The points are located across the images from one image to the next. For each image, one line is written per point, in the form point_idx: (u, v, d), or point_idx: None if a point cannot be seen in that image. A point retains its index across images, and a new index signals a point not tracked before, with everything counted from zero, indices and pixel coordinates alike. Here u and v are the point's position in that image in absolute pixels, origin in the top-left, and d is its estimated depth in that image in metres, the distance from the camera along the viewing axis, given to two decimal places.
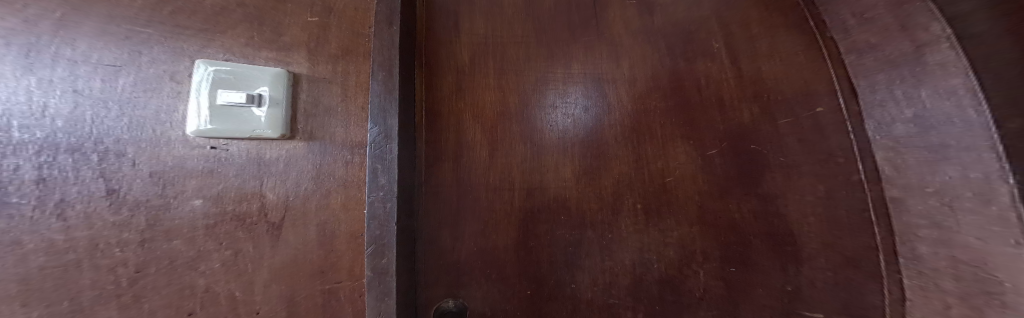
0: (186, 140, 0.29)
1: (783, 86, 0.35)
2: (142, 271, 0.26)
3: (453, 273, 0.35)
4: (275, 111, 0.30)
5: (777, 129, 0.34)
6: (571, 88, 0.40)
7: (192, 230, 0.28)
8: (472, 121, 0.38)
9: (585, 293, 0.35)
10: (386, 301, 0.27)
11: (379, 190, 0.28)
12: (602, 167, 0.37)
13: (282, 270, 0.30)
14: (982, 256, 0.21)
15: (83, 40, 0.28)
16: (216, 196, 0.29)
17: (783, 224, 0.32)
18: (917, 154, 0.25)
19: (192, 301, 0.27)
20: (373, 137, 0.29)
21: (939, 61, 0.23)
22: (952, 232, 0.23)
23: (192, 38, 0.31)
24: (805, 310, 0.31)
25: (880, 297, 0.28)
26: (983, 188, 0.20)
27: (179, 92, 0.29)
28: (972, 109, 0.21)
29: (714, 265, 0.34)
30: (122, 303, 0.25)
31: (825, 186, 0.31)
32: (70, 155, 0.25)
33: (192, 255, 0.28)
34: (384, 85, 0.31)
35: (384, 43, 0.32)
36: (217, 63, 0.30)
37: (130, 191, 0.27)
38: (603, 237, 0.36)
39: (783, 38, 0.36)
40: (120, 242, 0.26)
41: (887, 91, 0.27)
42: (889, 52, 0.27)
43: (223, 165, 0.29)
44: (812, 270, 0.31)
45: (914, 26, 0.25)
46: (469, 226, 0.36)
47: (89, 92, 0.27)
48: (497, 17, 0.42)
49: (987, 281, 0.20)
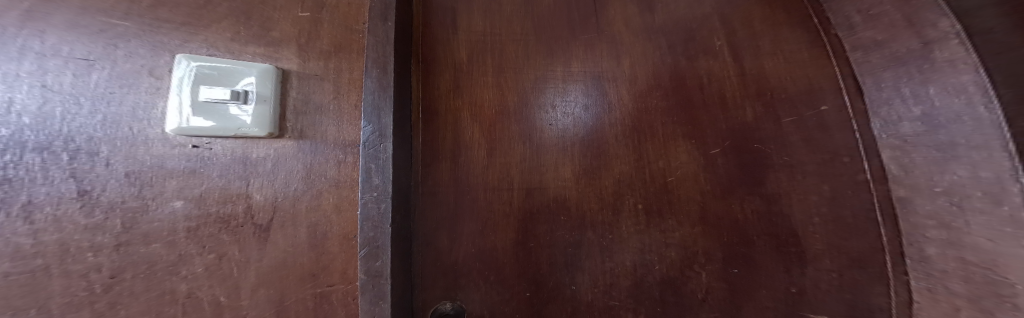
0: (165, 138, 0.27)
1: (786, 84, 0.34)
2: (117, 277, 0.25)
3: (450, 276, 0.34)
4: (262, 108, 0.29)
5: (781, 128, 0.33)
6: (571, 87, 0.39)
7: (172, 233, 0.26)
8: (471, 119, 0.37)
9: (585, 295, 0.34)
10: (380, 305, 0.26)
11: (372, 190, 0.27)
12: (603, 167, 0.36)
13: (270, 274, 0.29)
14: (992, 258, 0.20)
15: (53, 32, 0.27)
16: (198, 197, 0.28)
17: (787, 224, 0.32)
18: (925, 153, 0.24)
19: (173, 307, 0.26)
20: (366, 136, 0.28)
21: (948, 57, 0.22)
22: (961, 233, 0.22)
23: (173, 32, 0.30)
24: (809, 312, 0.31)
25: (886, 299, 0.28)
26: (993, 187, 0.20)
27: (158, 88, 0.28)
28: (983, 106, 0.20)
29: (717, 266, 0.33)
30: (96, 310, 0.24)
31: (830, 186, 0.31)
32: (37, 154, 0.24)
33: (173, 259, 0.26)
34: (379, 82, 0.30)
35: (379, 39, 0.31)
36: (200, 58, 0.29)
37: (104, 192, 0.25)
38: (603, 238, 0.35)
39: (786, 36, 0.36)
40: (93, 246, 0.24)
41: (894, 89, 0.27)
42: (895, 49, 0.27)
43: (206, 165, 0.28)
44: (817, 272, 0.31)
45: (922, 22, 0.25)
46: (466, 227, 0.35)
47: (58, 87, 0.26)
48: (495, 14, 0.41)
49: (997, 284, 0.19)
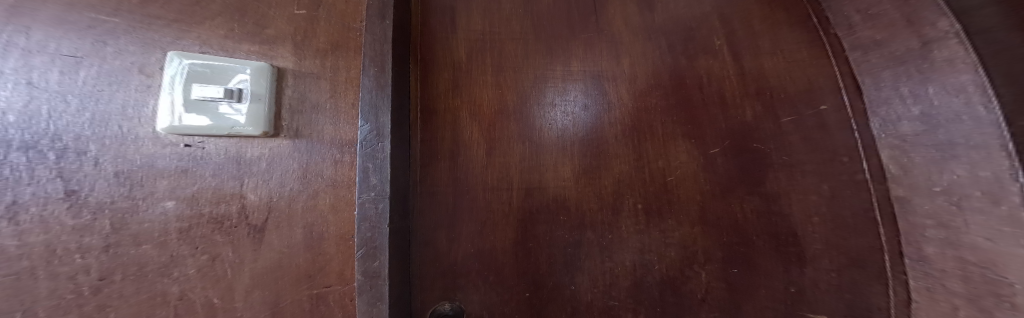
0: (156, 137, 0.27)
1: (785, 84, 0.34)
2: (106, 279, 0.24)
3: (448, 276, 0.34)
4: (256, 107, 0.29)
5: (781, 128, 0.33)
6: (570, 86, 0.38)
7: (163, 234, 0.26)
8: (470, 119, 0.37)
9: (585, 295, 0.34)
10: (378, 306, 0.25)
11: (369, 190, 0.26)
12: (603, 167, 0.36)
13: (265, 275, 0.28)
14: (991, 257, 0.20)
15: (39, 28, 0.26)
16: (190, 198, 0.27)
17: (786, 224, 0.32)
18: (924, 152, 0.25)
19: (165, 310, 0.25)
20: (364, 135, 0.27)
21: (947, 57, 0.22)
22: (959, 232, 0.22)
23: (165, 29, 0.29)
24: (808, 312, 0.31)
25: (884, 299, 0.28)
26: (992, 187, 0.20)
27: (149, 86, 0.27)
28: (981, 106, 0.20)
29: (717, 266, 0.33)
30: (85, 313, 0.23)
31: (829, 185, 0.31)
32: (23, 154, 0.23)
33: (164, 260, 0.26)
34: (376, 80, 0.29)
35: (376, 37, 0.31)
36: (192, 56, 0.28)
37: (92, 193, 0.25)
38: (603, 238, 0.35)
39: (786, 36, 0.36)
40: (81, 248, 0.24)
41: (893, 88, 0.27)
42: (894, 49, 0.27)
43: (199, 164, 0.27)
44: (816, 272, 0.31)
45: (921, 21, 0.25)
46: (466, 227, 0.34)
47: (45, 84, 0.25)
48: (494, 12, 0.41)
49: (996, 283, 0.19)
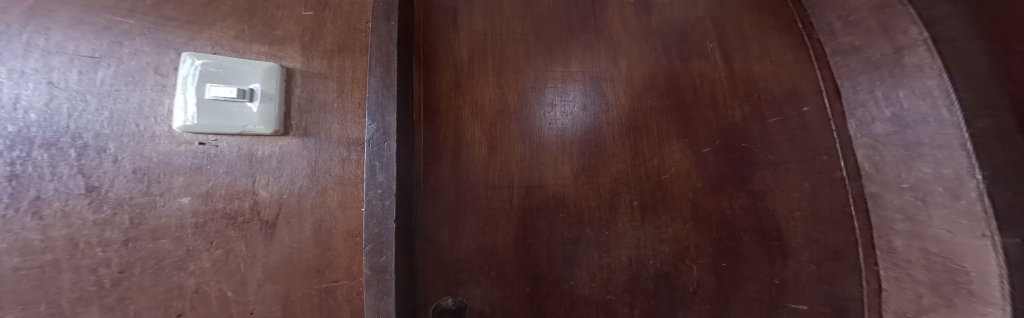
0: (172, 136, 0.28)
1: (772, 86, 0.36)
2: (126, 272, 0.25)
3: (452, 270, 0.35)
4: (267, 106, 0.30)
5: (767, 128, 0.35)
6: (570, 87, 0.40)
7: (179, 229, 0.27)
8: (472, 118, 0.38)
9: (584, 289, 0.36)
10: (385, 300, 0.27)
11: (377, 187, 0.28)
12: (601, 164, 0.37)
13: (276, 269, 0.29)
14: (951, 247, 0.22)
15: (58, 29, 0.27)
16: (204, 194, 0.28)
17: (771, 218, 0.34)
18: (895, 152, 0.27)
19: (182, 302, 0.26)
20: (370, 134, 0.28)
21: (916, 63, 0.25)
22: (924, 225, 0.24)
23: (178, 30, 0.30)
24: (791, 303, 0.32)
25: (858, 288, 0.30)
26: (953, 183, 0.22)
27: (164, 86, 0.28)
28: (945, 109, 0.22)
29: (707, 260, 0.35)
30: (105, 305, 0.24)
31: (810, 183, 0.33)
32: (45, 151, 0.24)
33: (180, 255, 0.27)
34: (382, 81, 0.30)
35: (382, 38, 0.32)
36: (204, 56, 0.29)
37: (111, 189, 0.25)
38: (602, 234, 0.36)
39: (773, 40, 0.38)
40: (102, 242, 0.25)
41: (868, 91, 0.30)
42: (870, 54, 0.30)
43: (212, 162, 0.28)
44: (798, 264, 0.32)
45: (895, 29, 0.27)
46: (467, 224, 0.36)
47: (64, 84, 0.26)
48: (495, 14, 0.42)
49: (955, 272, 0.22)
